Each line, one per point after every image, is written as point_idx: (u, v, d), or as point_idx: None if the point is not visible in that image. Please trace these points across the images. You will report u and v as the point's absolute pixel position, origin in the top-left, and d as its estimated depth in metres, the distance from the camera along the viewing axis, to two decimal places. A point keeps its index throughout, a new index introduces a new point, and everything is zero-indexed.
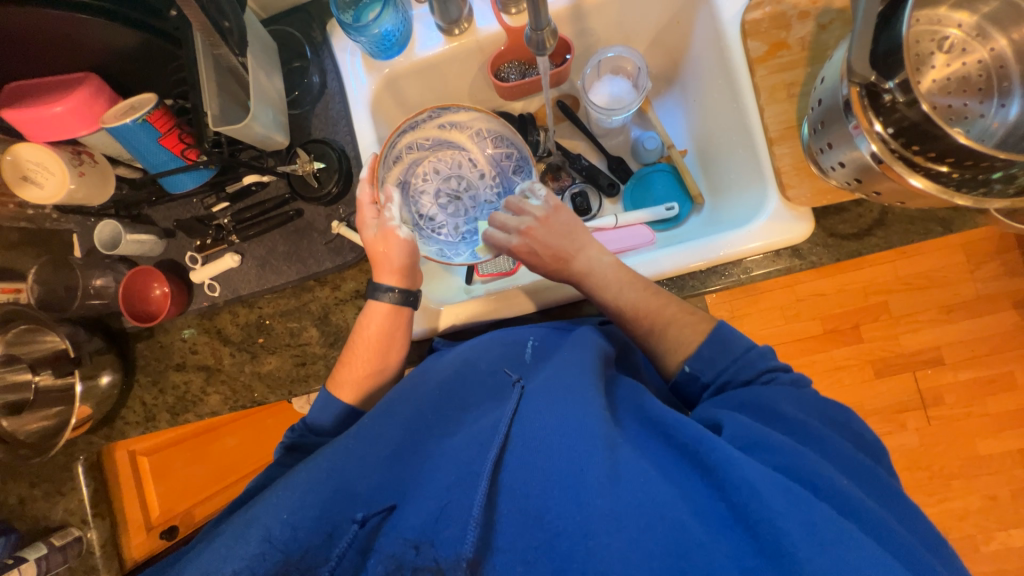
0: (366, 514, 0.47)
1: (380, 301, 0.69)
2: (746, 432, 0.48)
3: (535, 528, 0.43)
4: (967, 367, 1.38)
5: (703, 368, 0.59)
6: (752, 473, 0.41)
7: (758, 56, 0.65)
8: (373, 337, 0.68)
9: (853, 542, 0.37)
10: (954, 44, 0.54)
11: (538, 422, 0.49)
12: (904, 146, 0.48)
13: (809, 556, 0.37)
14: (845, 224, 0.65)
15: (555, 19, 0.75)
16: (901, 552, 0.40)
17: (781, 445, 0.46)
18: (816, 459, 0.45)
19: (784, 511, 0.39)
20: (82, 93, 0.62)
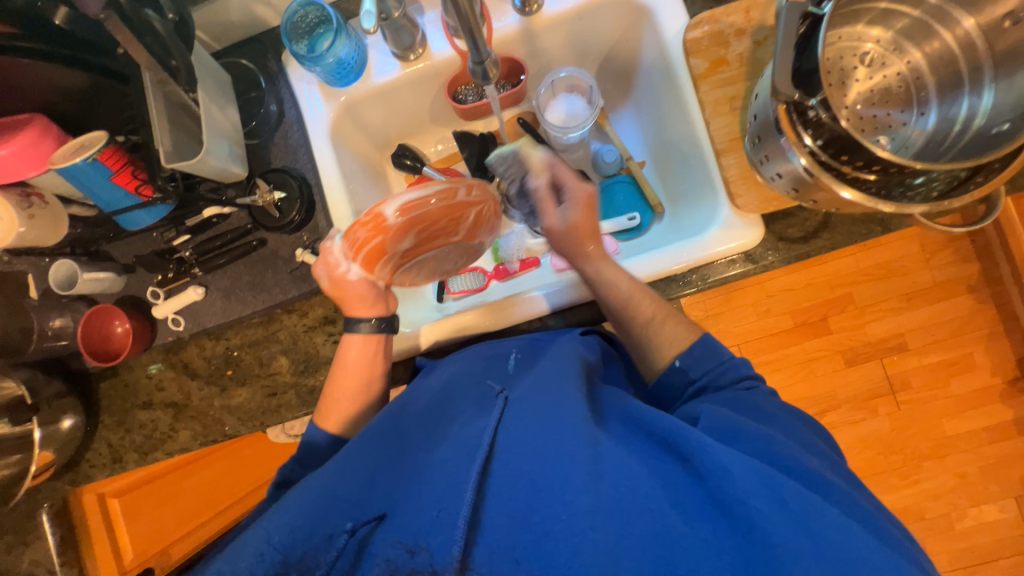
0: (355, 524, 0.47)
1: (356, 333, 0.68)
2: (716, 424, 0.50)
3: (523, 529, 0.42)
4: (931, 351, 1.44)
5: (692, 364, 0.61)
6: (725, 459, 0.43)
7: (700, 73, 0.68)
8: (355, 362, 0.68)
9: (810, 517, 0.40)
10: (874, 58, 0.57)
11: (523, 426, 0.48)
12: (834, 156, 0.50)
13: (779, 533, 0.39)
14: (792, 228, 0.68)
15: (506, 42, 0.78)
16: (853, 513, 0.42)
17: (748, 432, 0.48)
18: (781, 443, 0.48)
19: (753, 490, 0.41)
20: (26, 135, 0.61)
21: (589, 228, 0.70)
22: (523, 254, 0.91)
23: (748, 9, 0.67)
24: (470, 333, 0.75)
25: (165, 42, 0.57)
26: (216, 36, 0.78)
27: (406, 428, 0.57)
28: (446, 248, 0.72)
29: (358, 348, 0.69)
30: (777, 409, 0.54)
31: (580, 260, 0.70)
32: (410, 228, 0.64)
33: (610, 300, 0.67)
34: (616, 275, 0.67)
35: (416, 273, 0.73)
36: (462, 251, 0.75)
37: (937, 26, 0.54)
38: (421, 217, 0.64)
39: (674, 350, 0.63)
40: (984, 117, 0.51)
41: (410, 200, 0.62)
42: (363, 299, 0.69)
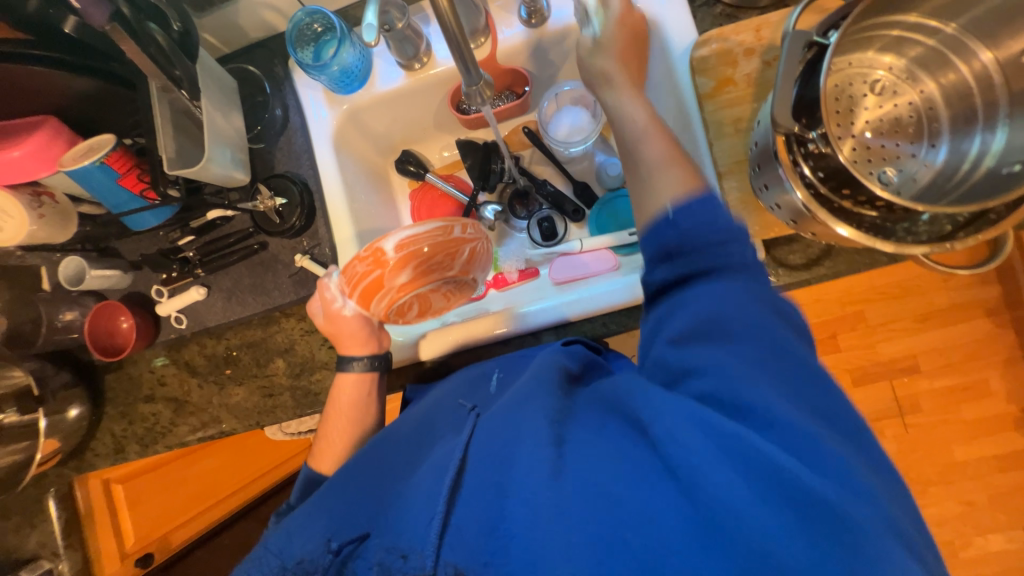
0: (341, 543, 0.48)
1: (350, 372, 0.70)
2: (685, 361, 0.42)
3: (487, 535, 0.40)
4: (944, 375, 1.40)
5: (686, 221, 0.48)
6: (670, 420, 0.37)
7: (706, 92, 0.67)
8: (348, 402, 0.70)
9: (777, 471, 0.33)
10: (885, 86, 0.56)
11: (491, 434, 0.46)
12: (835, 189, 0.50)
13: (743, 497, 0.33)
14: (794, 254, 0.66)
15: (510, 54, 0.77)
16: (831, 456, 0.34)
17: (719, 365, 0.40)
18: (762, 382, 0.38)
19: (705, 460, 0.35)
20: (39, 137, 0.63)
21: (622, 46, 0.64)
22: (523, 264, 0.88)
23: (758, 28, 0.66)
24: (462, 345, 0.75)
25: (168, 53, 0.58)
26: (226, 41, 0.79)
27: (400, 450, 0.58)
28: (440, 286, 0.69)
29: (352, 386, 0.71)
30: (761, 305, 0.43)
31: (603, 91, 0.64)
32: (403, 263, 0.63)
33: (626, 140, 0.60)
34: (635, 107, 0.61)
35: (409, 310, 0.70)
36: (457, 289, 0.72)
37: (953, 58, 0.52)
38: (415, 252, 0.63)
39: (673, 195, 0.51)
40: (996, 156, 0.49)
41: (405, 236, 0.62)
42: (359, 339, 0.70)
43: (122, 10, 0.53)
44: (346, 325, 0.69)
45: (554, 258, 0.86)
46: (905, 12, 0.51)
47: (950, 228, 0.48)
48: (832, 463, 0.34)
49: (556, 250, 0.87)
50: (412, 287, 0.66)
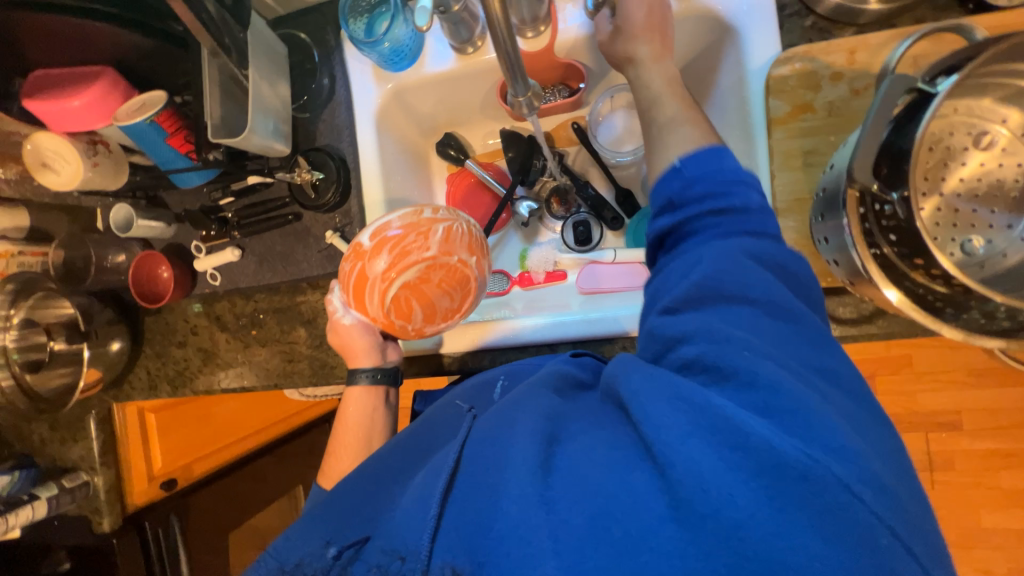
0: (341, 547, 0.48)
1: (358, 384, 0.72)
2: (671, 325, 0.43)
3: (480, 538, 0.37)
4: (988, 437, 1.29)
5: (692, 165, 0.49)
6: (655, 409, 0.37)
7: (778, 116, 0.60)
8: (355, 419, 0.71)
9: (762, 450, 0.33)
10: (993, 142, 0.48)
11: (482, 435, 0.44)
12: (906, 255, 0.45)
13: (730, 479, 0.32)
14: (844, 307, 0.61)
15: (570, 47, 0.71)
16: (819, 430, 0.34)
17: (701, 332, 0.40)
18: (752, 352, 0.38)
19: (687, 437, 0.34)
20: (98, 88, 0.64)
21: (647, 24, 0.59)
22: (551, 266, 0.87)
23: (853, 50, 0.58)
24: (477, 346, 0.74)
25: (218, 22, 0.59)
26: (281, 2, 0.77)
27: (401, 454, 0.57)
28: (434, 284, 0.62)
29: (361, 399, 0.72)
30: (746, 257, 0.44)
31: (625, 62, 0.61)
32: (389, 254, 0.61)
33: (642, 105, 0.59)
34: (656, 81, 0.58)
35: (412, 314, 0.64)
36: (455, 286, 0.64)
37: None
38: (397, 242, 0.61)
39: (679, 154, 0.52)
40: None
41: (394, 227, 0.62)
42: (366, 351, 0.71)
43: None
44: (353, 334, 0.70)
45: (583, 266, 0.84)
46: None
47: (1011, 325, 0.44)
48: (818, 435, 0.34)
49: (587, 256, 0.84)
50: (404, 284, 0.61)
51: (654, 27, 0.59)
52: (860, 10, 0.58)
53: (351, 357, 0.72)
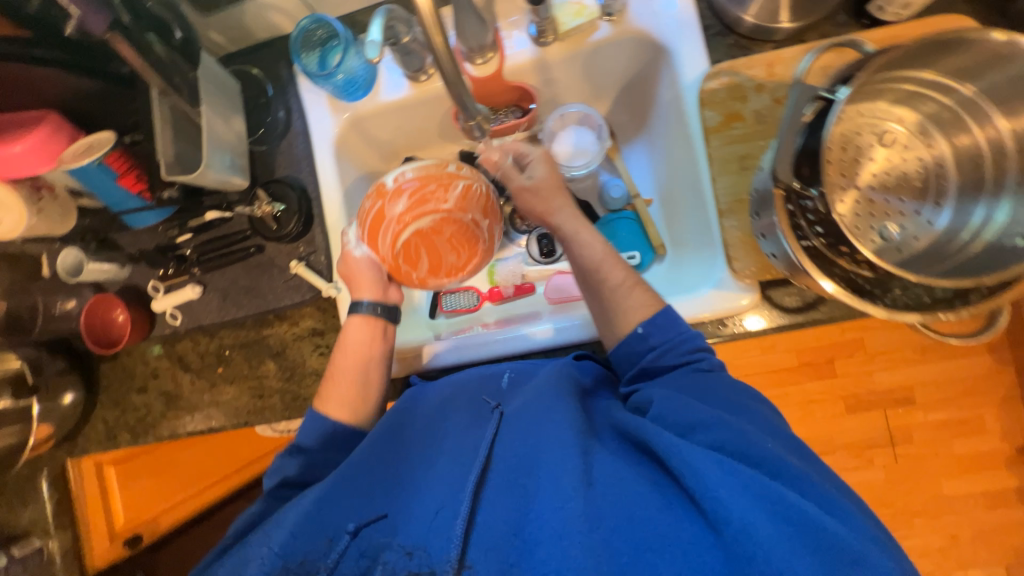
0: (357, 524, 0.49)
1: (358, 314, 0.71)
2: (681, 415, 0.51)
3: (512, 537, 0.43)
4: (938, 408, 1.38)
5: (654, 331, 0.60)
6: (691, 455, 0.43)
7: (712, 126, 0.66)
8: (355, 345, 0.70)
9: (783, 509, 0.39)
10: (894, 139, 0.54)
11: (516, 442, 0.50)
12: (832, 245, 0.49)
13: (755, 521, 0.38)
14: (790, 297, 0.66)
15: (519, 70, 0.75)
16: (809, 491, 0.43)
17: (709, 419, 0.49)
18: (744, 429, 0.48)
19: (718, 480, 0.41)
20: (41, 132, 0.61)
21: (552, 185, 0.71)
22: (518, 279, 0.90)
23: (771, 64, 0.64)
24: (452, 363, 0.74)
25: (167, 63, 0.58)
26: (232, 40, 0.78)
27: (409, 435, 0.59)
28: (443, 234, 0.69)
29: (361, 329, 0.71)
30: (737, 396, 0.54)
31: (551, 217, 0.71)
32: (404, 201, 0.68)
33: (587, 270, 0.67)
34: (589, 239, 0.68)
35: (419, 261, 0.71)
36: (461, 240, 0.71)
37: (969, 120, 0.50)
38: (411, 191, 0.68)
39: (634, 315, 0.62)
40: (998, 229, 0.47)
41: (408, 178, 0.68)
42: (373, 282, 0.73)
43: (123, 18, 0.54)
44: (361, 265, 0.72)
45: (551, 275, 0.88)
46: (919, 70, 0.49)
47: (929, 300, 0.49)
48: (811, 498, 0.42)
49: (553, 268, 0.89)
50: (415, 231, 0.69)
51: (558, 190, 0.71)
52: (773, 29, 0.64)
53: (353, 287, 0.73)
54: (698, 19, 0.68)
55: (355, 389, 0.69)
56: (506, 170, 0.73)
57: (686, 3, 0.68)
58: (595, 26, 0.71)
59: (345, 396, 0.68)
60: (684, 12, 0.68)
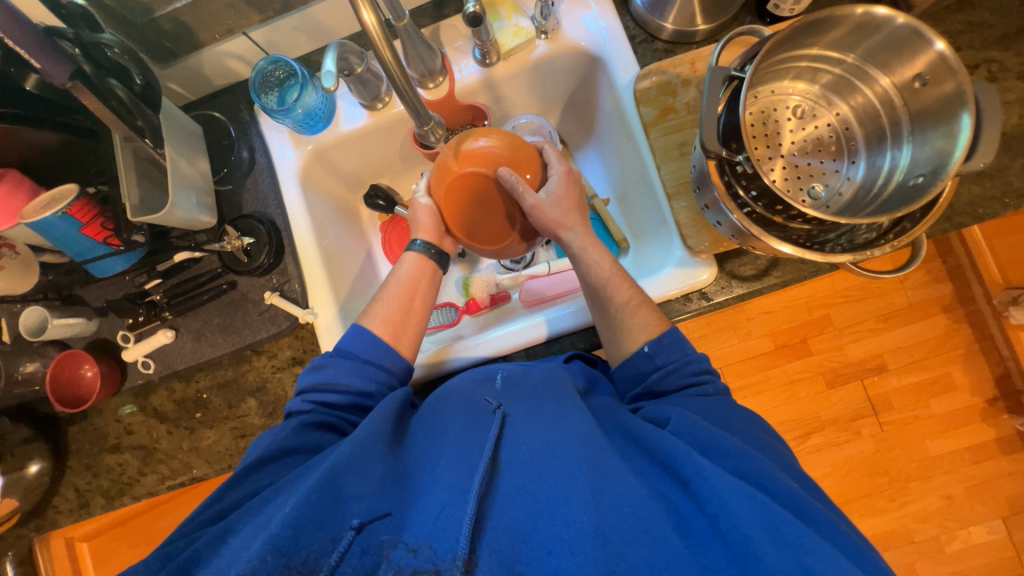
0: (363, 519, 0.46)
1: (412, 251, 0.75)
2: (701, 436, 0.51)
3: (521, 545, 0.44)
4: (911, 371, 1.40)
5: (659, 351, 0.63)
6: (718, 482, 0.44)
7: (650, 120, 0.72)
8: (407, 280, 0.73)
9: (815, 561, 0.39)
10: (806, 112, 0.62)
11: (526, 446, 0.51)
12: (769, 206, 0.54)
13: (772, 558, 0.39)
14: (745, 266, 0.70)
15: (469, 90, 0.82)
16: (836, 538, 0.43)
17: (733, 451, 0.49)
18: (765, 463, 0.49)
19: (746, 517, 0.41)
20: (0, 190, 0.62)
21: (567, 203, 0.70)
22: (493, 289, 0.93)
23: (692, 61, 0.72)
24: (443, 372, 0.77)
25: (130, 106, 0.60)
26: (191, 89, 0.82)
27: (409, 439, 0.59)
28: (497, 200, 0.69)
29: (416, 268, 0.74)
30: (756, 432, 0.56)
31: (563, 233, 0.71)
32: (483, 162, 0.67)
33: (595, 285, 0.70)
34: (600, 257, 0.71)
35: (461, 223, 0.72)
36: (499, 217, 0.70)
37: (859, 83, 0.59)
38: (494, 157, 0.68)
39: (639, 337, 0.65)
40: (903, 171, 0.55)
41: (487, 146, 0.67)
42: (435, 228, 0.75)
43: (84, 68, 0.55)
44: (429, 213, 0.74)
45: (523, 282, 0.90)
46: (807, 48, 0.57)
47: (874, 236, 0.54)
48: (832, 537, 0.43)
49: (525, 273, 0.90)
50: (474, 184, 0.68)
51: (578, 207, 0.72)
52: (693, 32, 0.72)
53: (415, 229, 0.76)
54: (623, 29, 0.76)
55: (400, 314, 0.71)
56: (523, 184, 0.67)
57: (610, 17, 0.75)
58: (533, 45, 0.78)
59: (392, 317, 0.70)
60: (610, 25, 0.75)
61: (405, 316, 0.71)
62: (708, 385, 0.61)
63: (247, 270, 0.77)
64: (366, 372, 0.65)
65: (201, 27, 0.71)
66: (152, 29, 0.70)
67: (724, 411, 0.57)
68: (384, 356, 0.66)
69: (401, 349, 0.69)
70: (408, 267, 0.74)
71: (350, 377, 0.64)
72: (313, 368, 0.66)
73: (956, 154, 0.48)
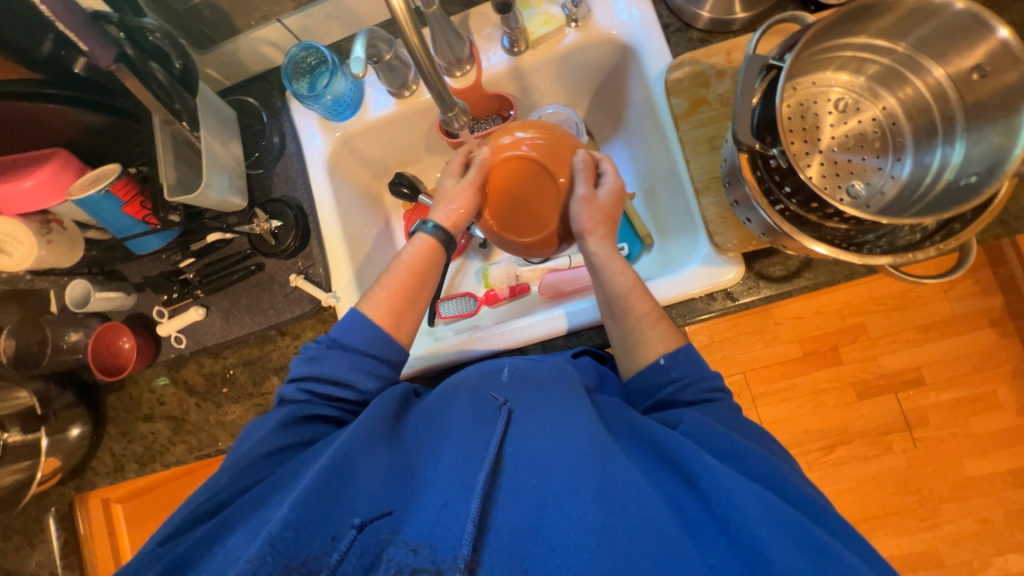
0: (365, 519, 0.47)
1: (423, 234, 0.72)
2: (711, 438, 0.50)
3: (526, 541, 0.44)
4: (951, 387, 1.32)
5: (681, 365, 0.60)
6: (727, 481, 0.44)
7: (681, 112, 0.70)
8: (412, 264, 0.71)
9: (829, 561, 0.38)
10: (849, 105, 0.59)
11: (530, 443, 0.51)
12: (803, 203, 0.51)
13: (791, 560, 0.38)
14: (774, 267, 0.67)
15: (498, 78, 0.81)
16: (844, 536, 0.43)
17: (745, 451, 0.49)
18: (775, 464, 0.48)
19: (755, 516, 0.41)
20: (50, 167, 0.66)
21: (609, 211, 0.70)
22: (513, 280, 0.93)
23: (729, 51, 0.69)
24: (454, 360, 0.77)
25: (168, 89, 0.62)
26: (227, 74, 0.84)
27: (410, 428, 0.60)
28: (541, 187, 0.68)
29: (424, 250, 0.71)
30: (765, 435, 0.56)
31: (590, 238, 0.69)
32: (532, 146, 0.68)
33: (613, 296, 0.67)
34: (622, 270, 0.68)
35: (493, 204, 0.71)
36: (539, 207, 0.69)
37: (909, 75, 0.55)
38: (530, 144, 0.68)
39: (655, 347, 0.63)
40: (955, 168, 0.51)
41: (524, 138, 0.68)
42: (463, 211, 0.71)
43: (127, 52, 0.57)
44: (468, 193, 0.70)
45: (544, 274, 0.91)
46: (854, 36, 0.54)
47: (919, 237, 0.50)
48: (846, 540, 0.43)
49: (547, 266, 0.92)
50: (525, 169, 0.68)
51: (609, 220, 0.70)
52: (730, 20, 0.69)
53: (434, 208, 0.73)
54: (657, 18, 0.73)
55: (403, 302, 0.68)
56: (587, 175, 0.69)
57: (644, 6, 0.73)
58: (563, 33, 0.77)
59: (393, 306, 0.68)
60: (643, 14, 0.73)
61: (407, 305, 0.69)
62: (729, 396, 0.59)
63: (273, 253, 0.79)
64: (363, 367, 0.63)
65: (238, 13, 0.74)
66: (192, 16, 0.73)
67: (742, 421, 0.56)
68: (383, 347, 0.65)
69: (399, 339, 0.67)
70: (414, 248, 0.72)
71: (346, 371, 0.63)
72: (307, 358, 0.64)
73: (1016, 151, 0.44)
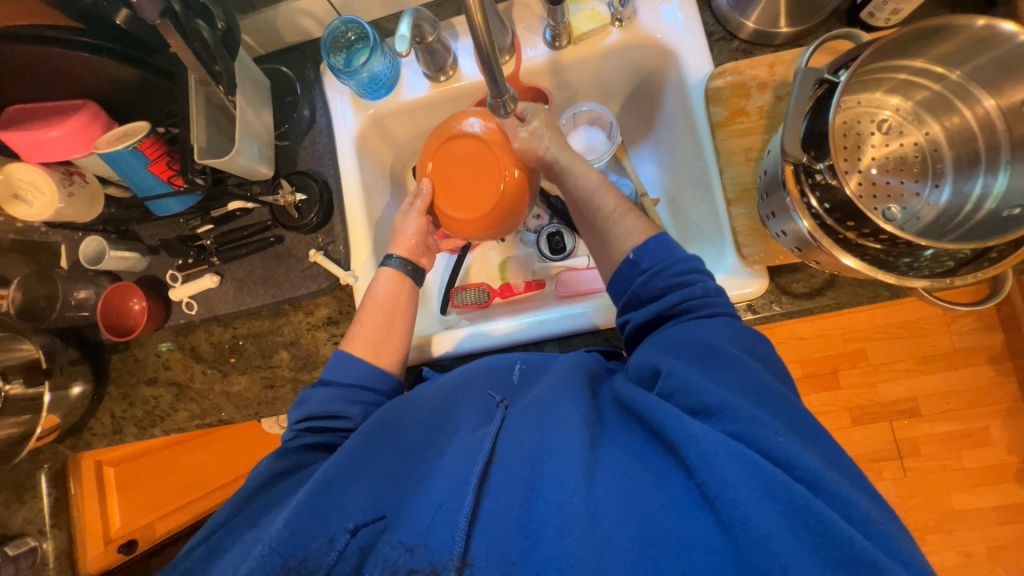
0: (357, 523, 0.47)
1: (387, 268, 0.74)
2: (686, 388, 0.45)
3: (515, 535, 0.42)
4: (945, 420, 1.33)
5: None
6: (706, 446, 0.40)
7: (719, 121, 0.69)
8: (382, 297, 0.72)
9: (808, 517, 0.36)
10: (892, 127, 0.59)
11: (521, 434, 0.49)
12: (841, 220, 0.52)
13: (781, 535, 0.35)
14: (797, 283, 0.67)
15: (535, 72, 0.81)
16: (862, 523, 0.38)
17: (722, 405, 0.43)
18: (757, 414, 0.42)
19: (733, 481, 0.38)
20: (79, 118, 0.65)
21: (551, 127, 0.70)
22: (529, 276, 0.94)
23: (773, 64, 0.69)
24: (466, 351, 0.77)
25: (211, 48, 0.61)
26: (262, 42, 0.83)
27: (409, 417, 0.59)
28: (494, 174, 0.71)
29: (388, 283, 0.74)
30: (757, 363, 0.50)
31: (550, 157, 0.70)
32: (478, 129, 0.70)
33: (585, 203, 0.69)
34: (586, 170, 0.69)
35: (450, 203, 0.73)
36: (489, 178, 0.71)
37: (957, 103, 0.55)
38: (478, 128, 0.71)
39: (634, 239, 0.63)
40: (996, 198, 0.53)
41: (477, 126, 0.71)
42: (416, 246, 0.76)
43: (173, 7, 0.56)
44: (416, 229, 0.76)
45: (561, 272, 0.91)
46: (910, 58, 0.54)
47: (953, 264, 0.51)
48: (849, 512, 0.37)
49: (564, 264, 0.92)
50: (473, 149, 0.71)
51: (555, 131, 0.71)
52: (775, 33, 0.69)
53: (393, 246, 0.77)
54: (701, 25, 0.73)
55: (380, 332, 0.70)
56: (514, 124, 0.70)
57: (690, 12, 0.73)
58: (606, 32, 0.76)
59: (372, 337, 0.69)
60: (688, 19, 0.73)
61: (385, 334, 0.70)
62: None
63: (295, 227, 0.78)
64: (347, 397, 0.65)
65: None
66: None
67: None
68: (371, 377, 0.67)
69: (384, 366, 0.69)
70: (379, 283, 0.74)
71: (337, 404, 0.64)
72: (297, 403, 0.66)
73: None
